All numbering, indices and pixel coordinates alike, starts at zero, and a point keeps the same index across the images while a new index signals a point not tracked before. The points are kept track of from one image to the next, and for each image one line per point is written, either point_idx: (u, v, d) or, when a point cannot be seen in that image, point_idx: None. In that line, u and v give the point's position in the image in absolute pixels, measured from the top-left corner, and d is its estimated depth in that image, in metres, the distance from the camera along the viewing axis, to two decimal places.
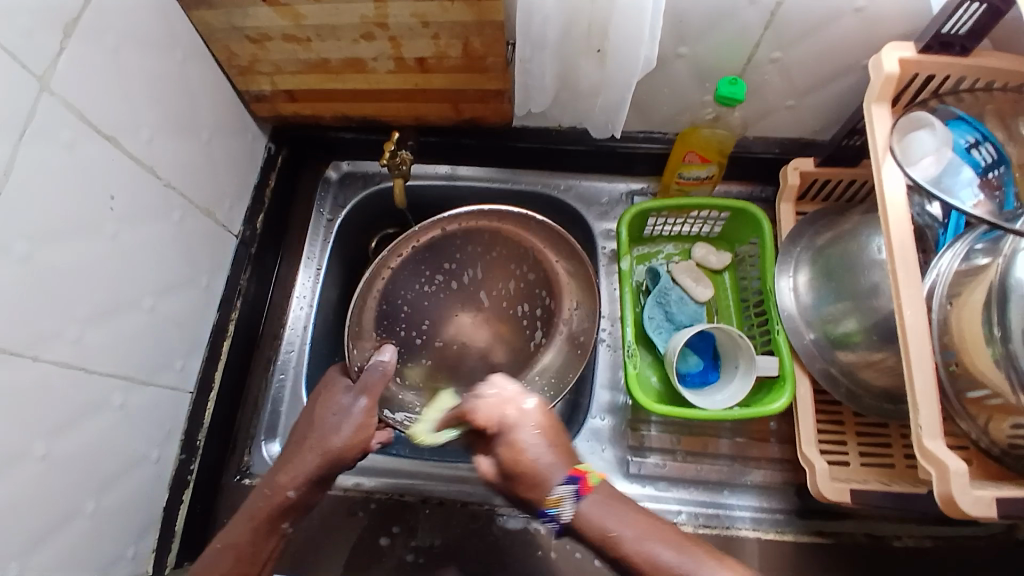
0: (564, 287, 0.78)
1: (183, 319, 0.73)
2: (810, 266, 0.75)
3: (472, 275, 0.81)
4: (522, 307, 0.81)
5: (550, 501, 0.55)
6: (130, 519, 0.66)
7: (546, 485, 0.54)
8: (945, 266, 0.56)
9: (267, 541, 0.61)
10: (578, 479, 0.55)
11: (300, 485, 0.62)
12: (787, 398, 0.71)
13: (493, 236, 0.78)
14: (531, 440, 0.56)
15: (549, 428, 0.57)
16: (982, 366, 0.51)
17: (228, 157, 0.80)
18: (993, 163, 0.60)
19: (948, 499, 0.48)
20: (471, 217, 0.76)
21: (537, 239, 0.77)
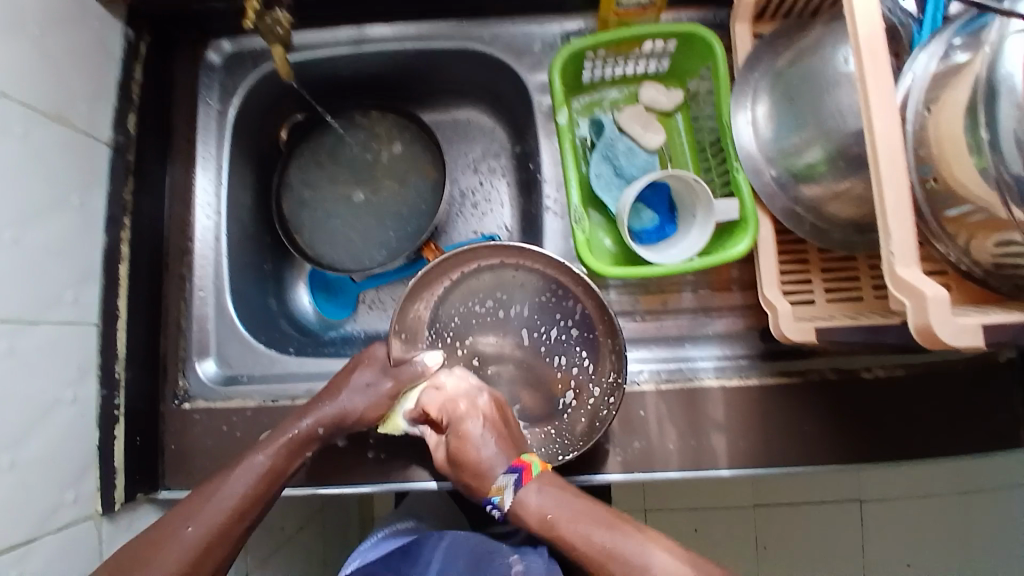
0: (603, 355, 0.70)
1: (60, 247, 0.63)
2: (770, 93, 0.66)
3: (519, 311, 0.73)
4: (558, 359, 0.73)
5: (493, 489, 0.60)
6: (60, 465, 0.61)
7: (490, 474, 0.60)
8: (922, 70, 0.48)
9: (296, 459, 0.65)
10: (520, 469, 0.60)
11: (327, 423, 0.66)
12: (750, 240, 0.66)
13: (547, 281, 0.70)
14: (474, 429, 0.62)
15: (494, 419, 0.64)
16: (965, 179, 0.44)
17: (71, 51, 0.65)
18: None
19: (925, 329, 0.43)
20: (534, 260, 0.68)
21: (587, 304, 0.69)
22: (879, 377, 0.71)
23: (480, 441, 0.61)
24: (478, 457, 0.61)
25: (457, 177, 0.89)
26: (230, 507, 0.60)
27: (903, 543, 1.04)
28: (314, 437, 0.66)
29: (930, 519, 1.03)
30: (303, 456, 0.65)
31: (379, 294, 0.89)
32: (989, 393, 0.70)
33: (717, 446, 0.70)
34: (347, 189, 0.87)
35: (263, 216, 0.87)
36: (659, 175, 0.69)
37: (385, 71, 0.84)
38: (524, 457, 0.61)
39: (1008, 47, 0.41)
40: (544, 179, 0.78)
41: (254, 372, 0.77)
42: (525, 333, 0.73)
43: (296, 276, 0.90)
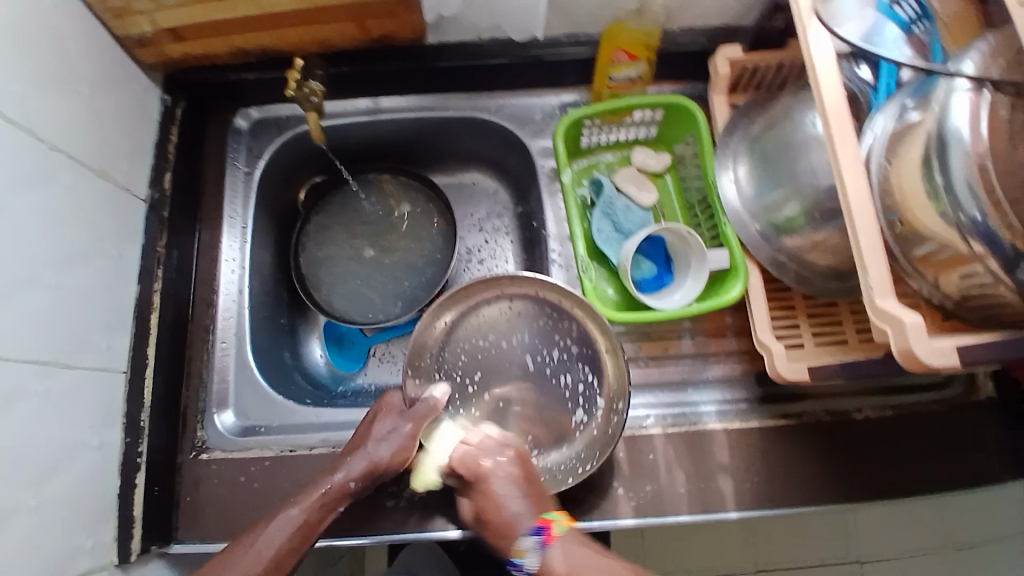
0: (605, 364, 0.75)
1: (96, 293, 0.66)
2: (748, 156, 0.74)
3: (519, 340, 0.78)
4: (565, 378, 0.77)
5: (516, 551, 0.60)
6: (81, 510, 0.62)
7: (513, 535, 0.60)
8: (881, 129, 0.56)
9: (327, 513, 0.65)
10: (541, 530, 0.60)
11: (361, 477, 0.66)
12: (741, 284, 0.72)
13: (541, 304, 0.77)
14: (500, 487, 0.63)
15: (525, 475, 0.65)
16: (926, 220, 0.51)
17: (120, 116, 0.72)
18: (919, 19, 0.63)
19: (907, 352, 0.48)
20: (527, 284, 0.75)
21: (582, 318, 0.75)
22: (869, 416, 0.75)
23: (506, 499, 0.62)
24: (502, 513, 0.61)
25: (463, 235, 0.95)
26: (269, 558, 0.60)
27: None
28: (350, 490, 0.66)
29: (936, 571, 1.03)
30: (336, 509, 0.66)
31: (390, 347, 0.92)
32: (975, 429, 0.74)
33: (724, 487, 0.72)
34: (358, 245, 0.92)
35: (281, 272, 0.91)
36: (658, 228, 0.76)
37: (398, 137, 0.91)
38: (548, 515, 0.62)
39: (953, 104, 0.49)
40: (548, 234, 0.83)
41: (272, 423, 0.78)
42: (530, 358, 0.78)
43: (308, 329, 0.93)
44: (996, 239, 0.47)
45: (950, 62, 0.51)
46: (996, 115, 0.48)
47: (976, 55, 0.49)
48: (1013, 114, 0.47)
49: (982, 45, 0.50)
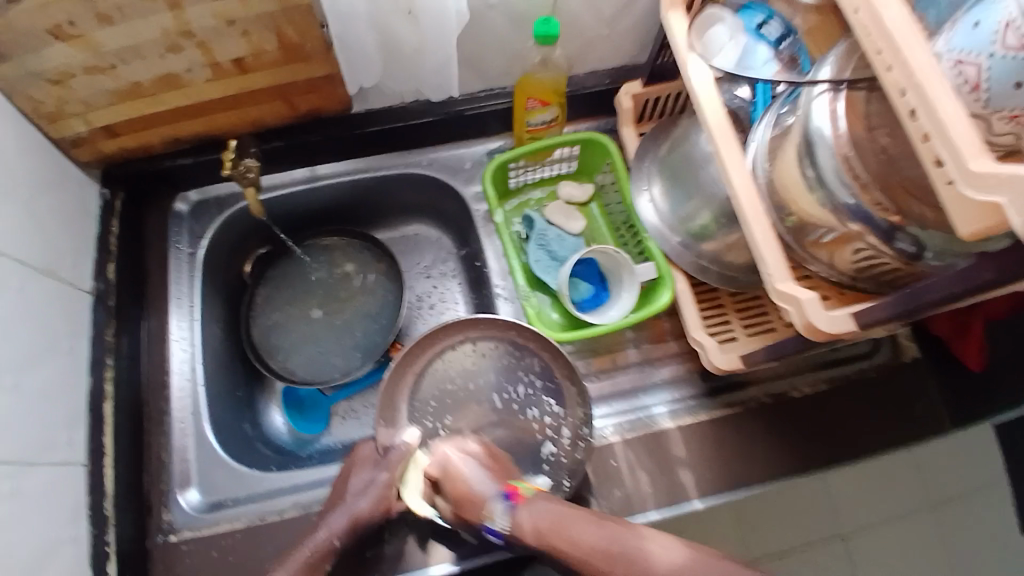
0: (568, 390, 0.79)
1: (54, 392, 0.68)
2: (660, 176, 0.82)
3: (485, 381, 0.82)
4: (532, 412, 0.80)
5: (485, 516, 0.67)
6: None
7: (480, 503, 0.67)
8: (761, 137, 0.64)
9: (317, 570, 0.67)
10: (510, 494, 0.67)
11: (343, 534, 0.68)
12: (670, 291, 0.78)
13: (505, 344, 0.82)
14: (465, 464, 0.71)
15: (483, 455, 0.72)
16: (808, 209, 0.58)
17: (60, 216, 0.74)
18: (784, 35, 0.67)
19: (810, 326, 0.54)
20: (488, 324, 0.81)
21: (542, 351, 0.80)
22: (807, 394, 0.81)
23: (472, 476, 0.69)
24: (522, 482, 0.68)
25: (412, 283, 0.99)
26: None
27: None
28: (333, 548, 0.67)
29: (918, 538, 1.04)
30: (323, 568, 0.67)
31: (351, 403, 0.93)
32: (903, 387, 0.82)
33: (686, 481, 0.76)
34: (306, 305, 0.95)
35: (233, 346, 0.91)
36: (591, 249, 0.83)
37: (339, 201, 0.95)
38: (515, 484, 0.69)
39: (815, 109, 0.54)
40: (492, 271, 0.89)
41: (239, 494, 0.77)
42: (497, 397, 0.81)
43: (268, 398, 0.93)
44: (871, 217, 0.53)
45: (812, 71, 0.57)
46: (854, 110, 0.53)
47: (832, 60, 0.55)
48: (870, 105, 0.53)
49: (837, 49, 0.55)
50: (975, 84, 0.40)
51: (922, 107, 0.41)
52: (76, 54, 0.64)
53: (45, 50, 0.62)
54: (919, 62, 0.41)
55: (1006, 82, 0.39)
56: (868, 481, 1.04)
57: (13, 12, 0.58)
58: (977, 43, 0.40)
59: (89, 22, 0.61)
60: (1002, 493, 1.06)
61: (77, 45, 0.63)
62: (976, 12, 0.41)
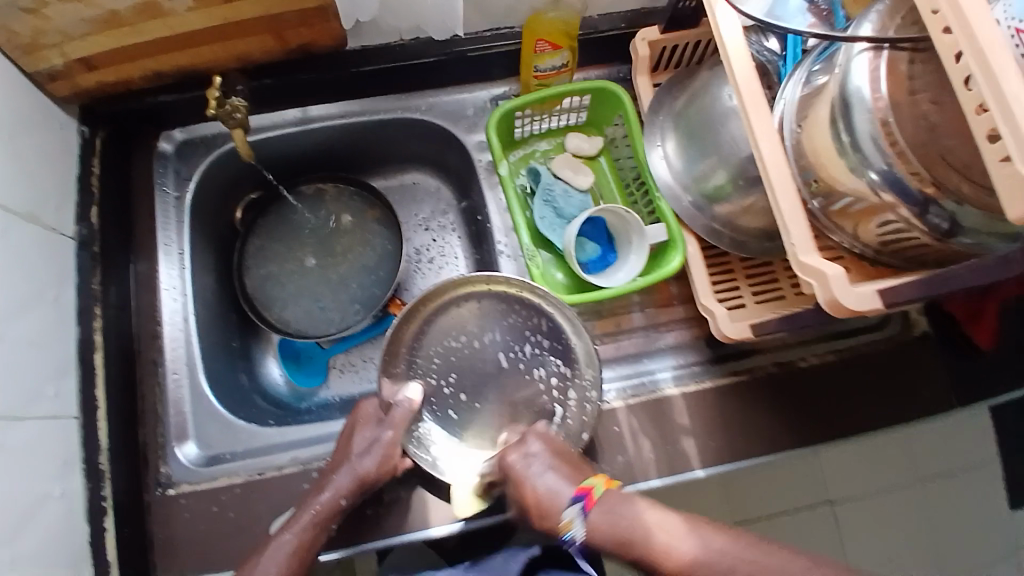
0: (576, 353, 0.77)
1: (40, 340, 0.65)
2: (674, 131, 0.77)
3: (490, 339, 0.80)
4: (537, 372, 0.79)
5: (563, 525, 0.59)
6: (55, 554, 0.63)
7: (558, 510, 0.60)
8: (791, 94, 0.59)
9: (320, 533, 0.65)
10: (583, 496, 0.59)
11: (350, 493, 0.67)
12: (681, 255, 0.75)
13: (510, 302, 0.79)
14: (532, 468, 0.64)
15: (553, 454, 0.65)
16: (838, 176, 0.53)
17: (39, 157, 0.69)
18: None
19: (834, 302, 0.51)
20: (495, 280, 0.78)
21: (550, 310, 0.77)
22: (814, 363, 0.79)
23: (538, 478, 0.62)
24: (541, 495, 0.61)
25: (410, 236, 0.94)
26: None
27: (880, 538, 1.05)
28: (341, 508, 0.66)
29: (903, 503, 1.06)
30: (329, 528, 0.66)
31: (349, 357, 0.91)
32: (912, 361, 0.80)
33: (688, 450, 0.75)
34: (300, 253, 0.91)
35: (227, 297, 0.89)
36: (602, 207, 0.78)
37: (335, 146, 0.90)
38: (589, 484, 0.60)
39: (854, 66, 0.50)
40: (493, 226, 0.85)
41: (237, 448, 0.77)
42: (502, 355, 0.80)
43: (263, 350, 0.91)
44: (905, 187, 0.49)
45: (850, 27, 0.51)
46: (895, 73, 0.48)
47: (874, 18, 0.50)
48: (910, 68, 0.47)
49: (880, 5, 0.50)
50: None
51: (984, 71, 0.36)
52: None
53: None
54: (981, 26, 0.37)
55: None
56: (861, 452, 1.06)
57: None
58: None
59: None
60: (992, 465, 1.08)
61: None
62: None
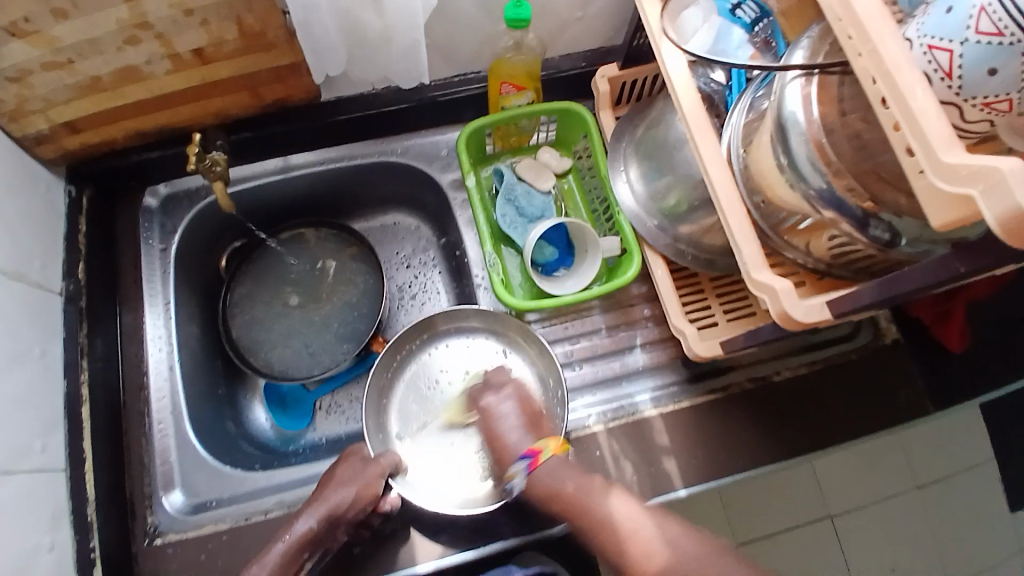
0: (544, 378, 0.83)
1: (26, 394, 0.67)
2: (637, 159, 0.81)
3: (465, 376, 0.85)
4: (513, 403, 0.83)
5: (511, 473, 0.71)
6: None
7: (510, 459, 0.71)
8: (737, 121, 0.63)
9: (293, 565, 0.67)
10: (530, 455, 0.69)
11: (321, 519, 0.68)
12: (637, 264, 0.79)
13: (478, 336, 0.86)
14: (501, 411, 0.74)
15: (524, 404, 0.75)
16: (781, 194, 0.57)
17: (24, 217, 0.71)
18: (758, 17, 0.64)
19: (785, 314, 0.53)
20: (460, 317, 0.85)
21: (515, 340, 0.85)
22: (789, 376, 0.82)
23: (504, 430, 0.73)
24: (502, 441, 0.73)
25: (392, 274, 0.97)
26: None
27: (880, 549, 1.04)
28: (313, 534, 0.68)
29: (903, 513, 1.05)
30: (301, 558, 0.67)
31: (335, 398, 0.92)
32: (883, 368, 0.82)
33: (670, 469, 0.77)
34: (284, 292, 0.94)
35: (212, 344, 0.90)
36: (563, 218, 0.81)
37: (315, 192, 0.93)
38: (538, 445, 0.70)
39: (787, 94, 0.53)
40: (470, 260, 0.88)
41: (223, 495, 0.77)
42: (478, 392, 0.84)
43: (250, 395, 0.92)
44: (845, 204, 0.52)
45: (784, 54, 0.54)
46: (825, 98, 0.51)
47: (805, 44, 0.53)
48: (841, 89, 0.51)
49: (811, 32, 0.53)
50: (947, 72, 0.38)
51: (893, 97, 0.39)
52: (30, 50, 0.61)
53: (3, 47, 0.60)
54: (887, 51, 0.39)
55: (978, 68, 0.37)
56: (853, 461, 1.07)
57: None
58: (952, 29, 0.37)
59: (43, 18, 0.58)
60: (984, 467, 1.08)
61: (35, 41, 0.61)
62: None
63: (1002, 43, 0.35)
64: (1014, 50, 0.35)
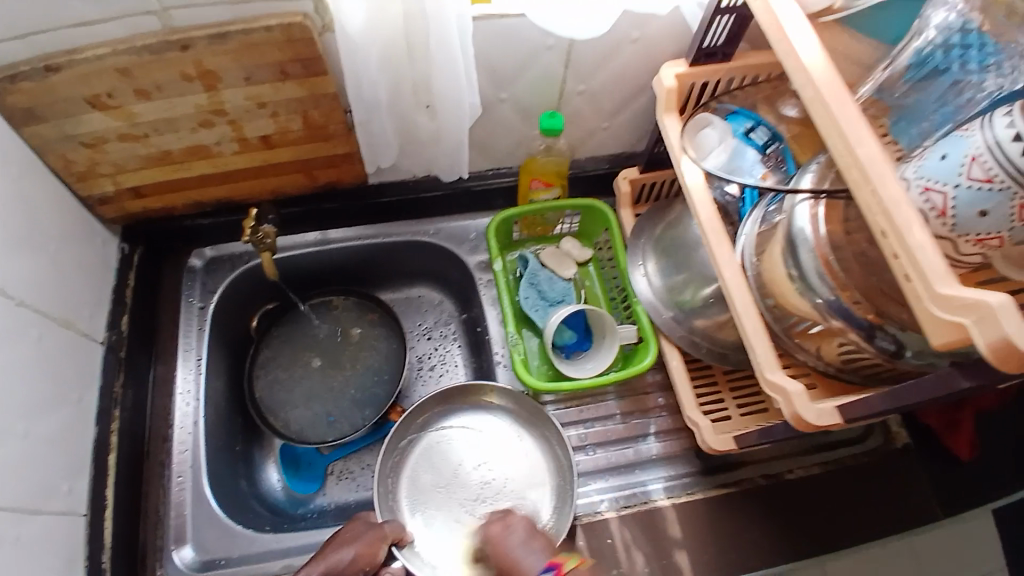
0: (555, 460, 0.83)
1: (59, 438, 0.70)
2: (654, 254, 0.86)
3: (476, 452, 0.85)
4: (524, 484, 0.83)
5: None
6: None
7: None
8: (749, 230, 0.67)
9: None
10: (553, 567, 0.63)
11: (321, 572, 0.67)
12: (654, 351, 0.82)
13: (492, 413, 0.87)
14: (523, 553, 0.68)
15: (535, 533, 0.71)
16: (791, 300, 0.60)
17: (79, 269, 0.77)
18: (770, 140, 0.69)
19: (798, 416, 0.56)
20: (474, 392, 0.86)
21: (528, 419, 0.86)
22: (801, 477, 0.82)
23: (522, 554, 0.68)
24: (511, 556, 0.68)
25: (414, 344, 1.01)
26: None
27: None
28: None
29: None
30: None
31: (347, 464, 0.93)
32: (893, 473, 0.83)
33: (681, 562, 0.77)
34: (307, 355, 0.96)
35: (235, 403, 0.92)
36: (584, 306, 0.85)
37: (350, 265, 0.99)
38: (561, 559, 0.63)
39: (798, 212, 0.57)
40: (492, 338, 0.91)
41: (232, 554, 0.78)
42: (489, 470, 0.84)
43: (266, 454, 0.93)
44: (853, 316, 0.55)
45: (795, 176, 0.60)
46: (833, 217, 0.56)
47: (813, 169, 0.59)
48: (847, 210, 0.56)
49: (816, 162, 0.59)
50: (942, 211, 0.42)
51: (892, 232, 0.43)
52: (113, 122, 0.69)
53: (85, 117, 0.67)
54: (887, 191, 0.43)
55: (971, 208, 0.41)
56: None
57: (54, 80, 0.62)
58: (945, 173, 0.42)
59: (128, 96, 0.66)
60: None
61: (115, 115, 0.68)
62: (944, 143, 0.43)
63: (993, 188, 0.40)
64: (1003, 196, 0.40)
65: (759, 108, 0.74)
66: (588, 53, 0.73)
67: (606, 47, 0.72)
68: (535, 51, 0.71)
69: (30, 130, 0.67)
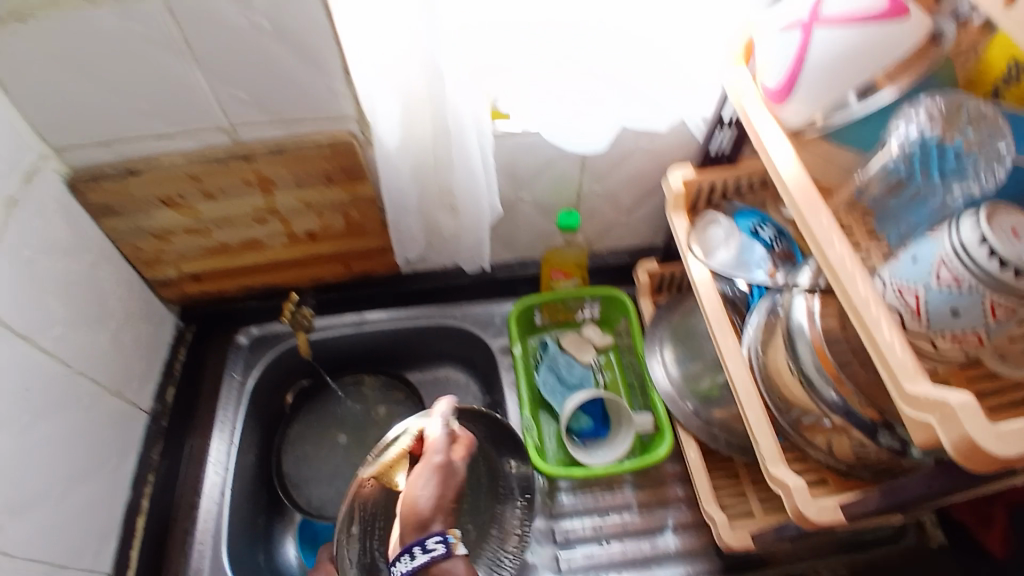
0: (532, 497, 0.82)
1: (91, 505, 0.76)
2: (671, 343, 0.87)
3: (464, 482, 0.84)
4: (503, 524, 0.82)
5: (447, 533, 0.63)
6: None
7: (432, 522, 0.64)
8: (755, 323, 0.69)
9: None
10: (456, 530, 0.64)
11: None
12: (668, 441, 0.83)
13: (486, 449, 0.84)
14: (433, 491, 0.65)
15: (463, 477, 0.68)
16: (796, 392, 0.62)
17: (136, 343, 0.85)
18: (778, 236, 0.72)
19: (799, 513, 0.55)
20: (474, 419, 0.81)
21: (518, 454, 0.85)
22: None
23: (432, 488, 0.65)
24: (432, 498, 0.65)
25: None
26: None
27: None
28: None
29: None
30: None
31: None
32: None
33: None
34: (333, 432, 0.99)
35: (263, 477, 0.96)
36: (599, 392, 0.87)
37: (381, 345, 1.04)
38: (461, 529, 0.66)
39: (795, 307, 0.60)
40: (511, 422, 0.93)
41: None
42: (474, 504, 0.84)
43: (285, 530, 0.95)
44: (855, 413, 0.56)
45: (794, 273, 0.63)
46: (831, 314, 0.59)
47: (812, 264, 0.61)
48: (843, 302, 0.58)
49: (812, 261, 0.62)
50: (917, 310, 0.45)
51: (864, 330, 0.45)
52: (179, 219, 0.79)
53: (155, 213, 0.78)
54: (857, 290, 0.46)
55: (943, 307, 0.44)
56: None
57: (133, 182, 0.73)
58: (918, 275, 0.45)
59: (196, 197, 0.76)
60: None
61: (183, 212, 0.78)
62: (915, 247, 0.46)
63: (964, 289, 0.43)
64: (972, 295, 0.43)
65: (767, 207, 0.79)
66: (601, 158, 0.81)
67: (616, 152, 0.80)
68: (549, 157, 0.79)
69: (107, 223, 0.78)
